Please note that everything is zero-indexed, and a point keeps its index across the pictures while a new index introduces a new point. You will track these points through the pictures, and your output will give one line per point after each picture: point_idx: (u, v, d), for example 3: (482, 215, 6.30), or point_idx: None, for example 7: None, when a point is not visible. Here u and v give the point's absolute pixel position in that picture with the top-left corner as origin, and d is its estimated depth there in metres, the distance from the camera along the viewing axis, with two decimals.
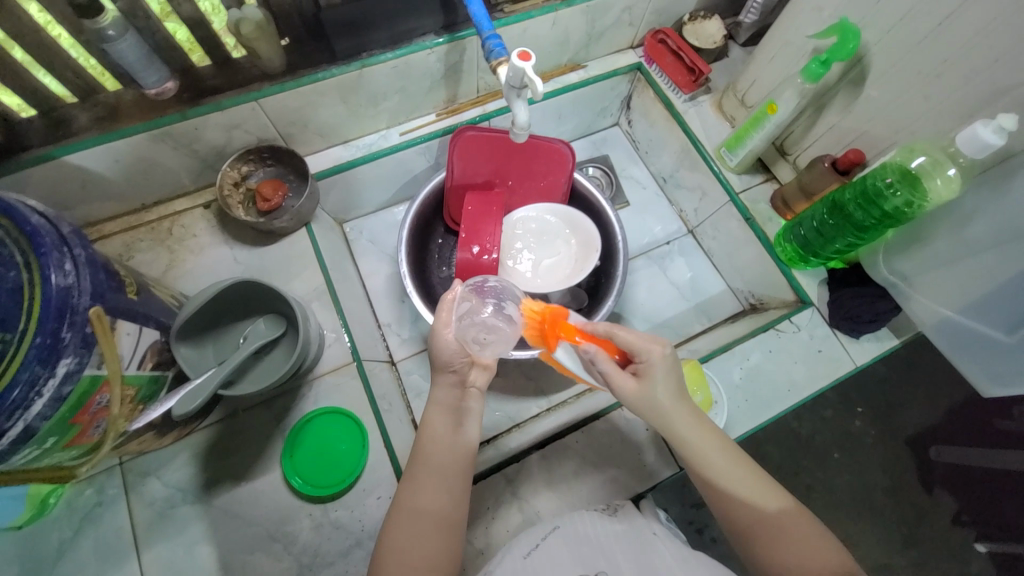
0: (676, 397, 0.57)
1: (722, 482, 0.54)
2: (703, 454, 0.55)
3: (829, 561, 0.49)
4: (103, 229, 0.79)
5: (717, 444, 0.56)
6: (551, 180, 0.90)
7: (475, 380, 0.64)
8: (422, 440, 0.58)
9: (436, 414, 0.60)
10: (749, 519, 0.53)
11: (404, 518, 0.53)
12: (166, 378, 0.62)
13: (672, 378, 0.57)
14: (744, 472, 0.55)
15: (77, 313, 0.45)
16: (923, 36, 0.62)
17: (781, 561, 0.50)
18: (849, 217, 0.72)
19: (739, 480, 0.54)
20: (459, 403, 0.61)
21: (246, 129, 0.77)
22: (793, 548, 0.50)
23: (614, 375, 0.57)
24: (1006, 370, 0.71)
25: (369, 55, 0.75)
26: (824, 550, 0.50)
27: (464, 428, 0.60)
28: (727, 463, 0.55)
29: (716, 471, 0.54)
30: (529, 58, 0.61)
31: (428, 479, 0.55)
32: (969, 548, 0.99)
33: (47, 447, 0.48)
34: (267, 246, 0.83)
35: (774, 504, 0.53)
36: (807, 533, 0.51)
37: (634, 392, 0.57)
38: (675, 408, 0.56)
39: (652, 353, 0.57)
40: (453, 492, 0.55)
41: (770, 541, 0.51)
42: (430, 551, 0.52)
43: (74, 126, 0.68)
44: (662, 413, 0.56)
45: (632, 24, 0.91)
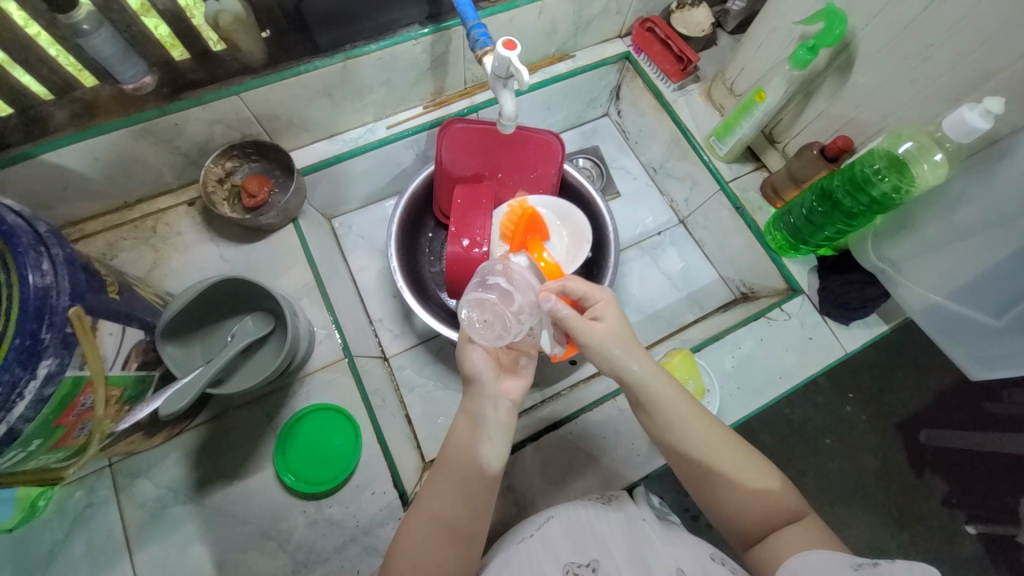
0: (629, 338, 0.57)
1: (678, 428, 0.54)
2: (657, 395, 0.55)
3: (780, 506, 0.51)
4: (85, 229, 0.77)
5: (671, 388, 0.55)
6: (541, 172, 0.90)
7: (508, 393, 0.59)
8: (447, 449, 0.57)
9: (466, 423, 0.58)
10: (701, 464, 0.53)
11: (419, 523, 0.53)
12: (152, 378, 0.61)
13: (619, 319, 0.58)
14: (699, 418, 0.54)
15: (56, 313, 0.44)
16: (908, 21, 0.62)
17: (736, 508, 0.51)
18: (838, 204, 0.73)
19: (694, 427, 0.54)
20: (488, 415, 0.58)
21: (229, 124, 0.76)
22: (744, 487, 0.52)
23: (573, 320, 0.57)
24: (994, 352, 0.72)
25: (354, 47, 0.74)
26: (773, 493, 0.52)
27: (496, 443, 0.57)
28: (681, 410, 0.54)
29: (672, 418, 0.54)
30: (514, 47, 0.60)
31: (449, 490, 0.55)
32: (958, 529, 1.00)
33: (32, 449, 0.47)
34: (254, 243, 0.82)
35: (727, 451, 0.53)
36: (756, 478, 0.52)
37: (592, 336, 0.56)
38: (627, 351, 0.56)
39: (598, 295, 0.59)
40: (473, 505, 0.54)
41: (724, 489, 0.52)
42: (442, 560, 0.52)
43: (51, 124, 0.66)
44: (618, 357, 0.55)
45: (619, 12, 0.90)
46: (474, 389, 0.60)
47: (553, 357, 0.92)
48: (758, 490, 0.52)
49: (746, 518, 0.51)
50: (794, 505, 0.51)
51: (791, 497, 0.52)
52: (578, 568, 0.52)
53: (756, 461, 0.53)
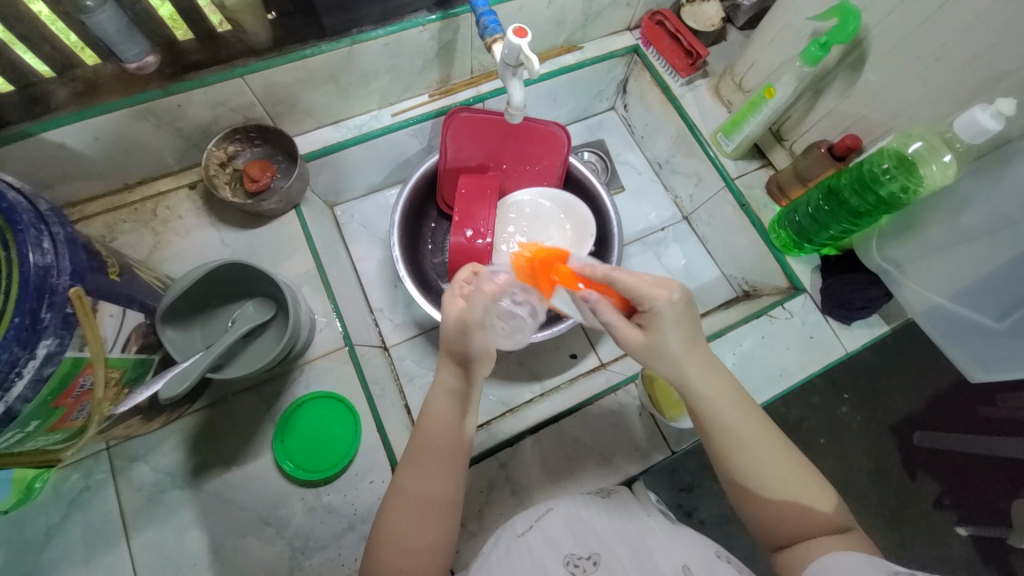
0: (684, 346, 0.54)
1: (726, 438, 0.52)
2: (708, 404, 0.53)
3: (826, 520, 0.49)
4: (85, 210, 0.76)
5: (722, 396, 0.53)
6: (546, 164, 0.89)
7: (481, 367, 0.56)
8: (421, 426, 0.55)
9: (440, 400, 0.56)
10: (751, 476, 0.51)
11: (403, 505, 0.52)
12: (152, 360, 0.60)
13: (679, 325, 0.53)
14: (750, 427, 0.52)
15: (57, 293, 0.44)
16: (922, 20, 0.62)
17: (780, 518, 0.50)
18: (844, 203, 0.72)
19: (746, 438, 0.52)
20: (464, 389, 0.56)
21: (232, 107, 0.75)
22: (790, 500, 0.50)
23: (617, 325, 0.56)
24: (995, 355, 0.72)
25: (360, 32, 0.73)
26: (822, 509, 0.50)
27: (468, 414, 0.56)
28: (734, 419, 0.52)
29: (719, 426, 0.52)
30: (525, 35, 0.59)
31: (432, 469, 0.53)
32: (950, 530, 1.01)
33: (29, 430, 0.46)
34: (255, 229, 0.81)
35: (780, 461, 0.51)
36: (811, 495, 0.50)
37: (639, 342, 0.55)
38: (684, 356, 0.53)
39: (658, 299, 0.52)
40: (455, 479, 0.54)
41: (766, 498, 0.50)
42: (430, 537, 0.52)
43: (51, 102, 0.65)
44: (668, 363, 0.54)
45: (629, 4, 0.89)
46: (450, 362, 0.56)
47: (553, 350, 0.92)
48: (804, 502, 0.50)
49: (788, 530, 0.49)
50: (841, 521, 0.50)
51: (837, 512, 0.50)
52: (579, 560, 0.53)
53: (808, 476, 0.51)
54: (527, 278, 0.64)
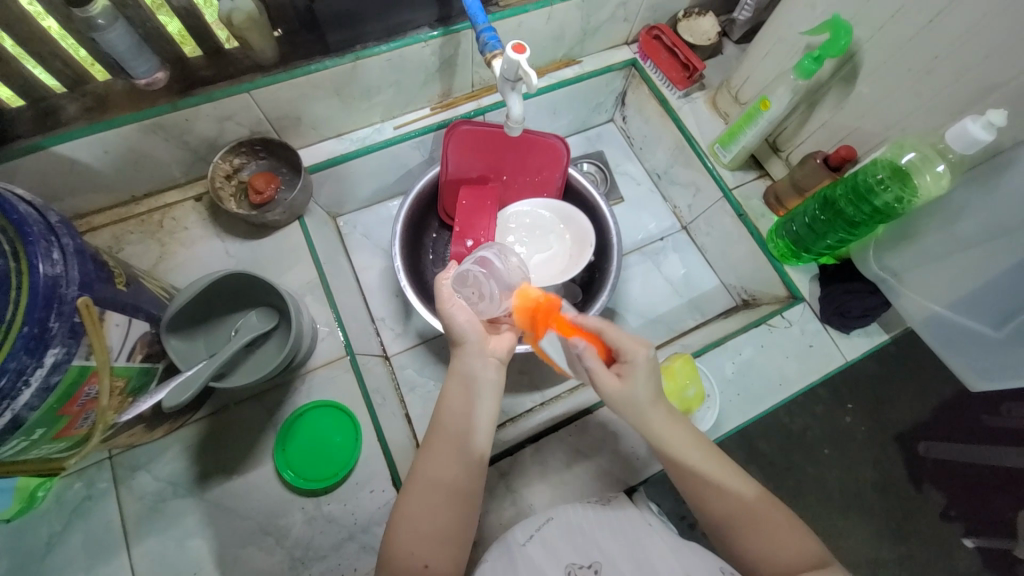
0: (655, 401, 0.56)
1: (698, 480, 0.54)
2: (679, 454, 0.55)
3: (800, 554, 0.50)
4: (92, 222, 0.78)
5: (692, 446, 0.56)
6: (546, 175, 0.90)
7: (495, 348, 0.60)
8: (440, 411, 0.57)
9: (459, 384, 0.58)
10: (721, 514, 0.53)
11: (418, 489, 0.53)
12: (156, 370, 0.61)
13: (651, 380, 0.57)
14: (722, 472, 0.55)
15: (65, 303, 0.45)
16: (913, 34, 0.63)
17: (754, 554, 0.51)
18: (840, 212, 0.73)
19: (719, 480, 0.54)
20: (476, 373, 0.58)
21: (239, 120, 0.76)
22: (760, 538, 0.51)
23: (598, 372, 0.57)
24: (994, 363, 0.72)
25: (364, 47, 0.75)
26: (795, 544, 0.51)
27: (484, 400, 0.58)
28: (705, 464, 0.55)
29: (693, 472, 0.55)
30: (523, 50, 0.60)
31: (447, 454, 0.55)
32: (957, 542, 1.00)
33: (35, 438, 0.47)
34: (259, 240, 0.82)
35: (751, 501, 0.54)
36: (781, 531, 0.52)
37: (614, 391, 0.56)
38: (652, 409, 0.56)
39: (636, 355, 0.56)
40: (469, 466, 0.55)
41: (744, 539, 0.52)
42: (441, 519, 0.53)
43: (63, 117, 0.66)
44: (640, 415, 0.56)
45: (626, 20, 0.91)
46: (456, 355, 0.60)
47: None
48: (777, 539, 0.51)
49: (767, 568, 0.50)
50: (816, 555, 0.50)
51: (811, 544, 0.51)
52: (579, 568, 0.53)
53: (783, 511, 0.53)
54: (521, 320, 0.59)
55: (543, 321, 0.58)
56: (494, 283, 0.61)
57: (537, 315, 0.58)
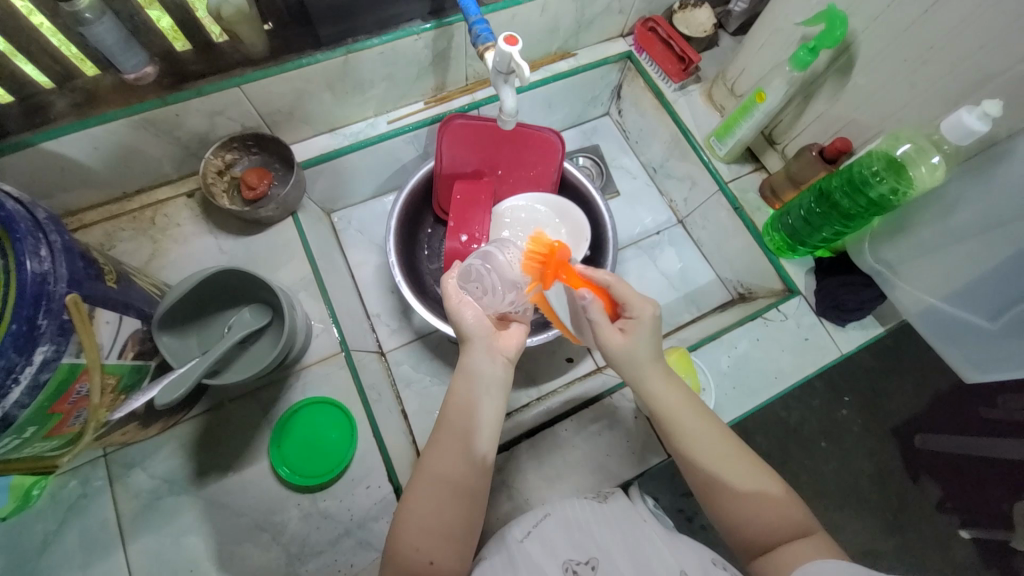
0: (655, 359, 0.57)
1: (692, 436, 0.55)
2: (673, 413, 0.56)
3: (787, 519, 0.51)
4: (84, 219, 0.77)
5: (686, 407, 0.56)
6: (541, 170, 0.90)
7: (503, 347, 0.61)
8: (447, 409, 0.58)
9: (467, 381, 0.58)
10: (708, 472, 0.54)
11: (423, 485, 0.53)
12: (149, 368, 0.61)
13: (654, 337, 0.57)
14: (718, 434, 0.55)
15: (53, 300, 0.44)
16: (909, 24, 0.62)
17: (740, 517, 0.52)
18: (835, 205, 0.73)
19: (712, 443, 0.55)
20: (484, 371, 0.59)
21: (230, 116, 0.76)
22: (748, 501, 0.52)
23: (603, 325, 0.57)
24: (989, 355, 0.72)
25: (355, 42, 0.74)
26: (783, 511, 0.51)
27: (491, 398, 0.58)
28: (693, 422, 0.56)
29: (685, 432, 0.55)
30: (516, 43, 0.60)
31: (453, 451, 0.55)
32: (952, 533, 1.01)
33: (27, 436, 0.47)
34: (252, 236, 0.82)
35: (743, 470, 0.53)
36: (769, 497, 0.52)
37: (618, 346, 0.56)
38: (652, 365, 0.57)
39: (643, 310, 0.57)
40: (475, 463, 0.55)
41: (731, 502, 0.52)
42: (445, 516, 0.53)
43: (51, 113, 0.66)
44: (641, 370, 0.57)
45: (621, 11, 0.90)
46: (467, 349, 0.60)
47: (550, 354, 0.92)
48: (763, 502, 0.52)
49: (750, 530, 0.51)
50: (804, 525, 0.50)
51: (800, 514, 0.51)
52: (578, 565, 0.53)
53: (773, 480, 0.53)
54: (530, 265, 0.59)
55: (553, 271, 0.58)
56: (496, 276, 0.60)
57: (547, 265, 0.58)
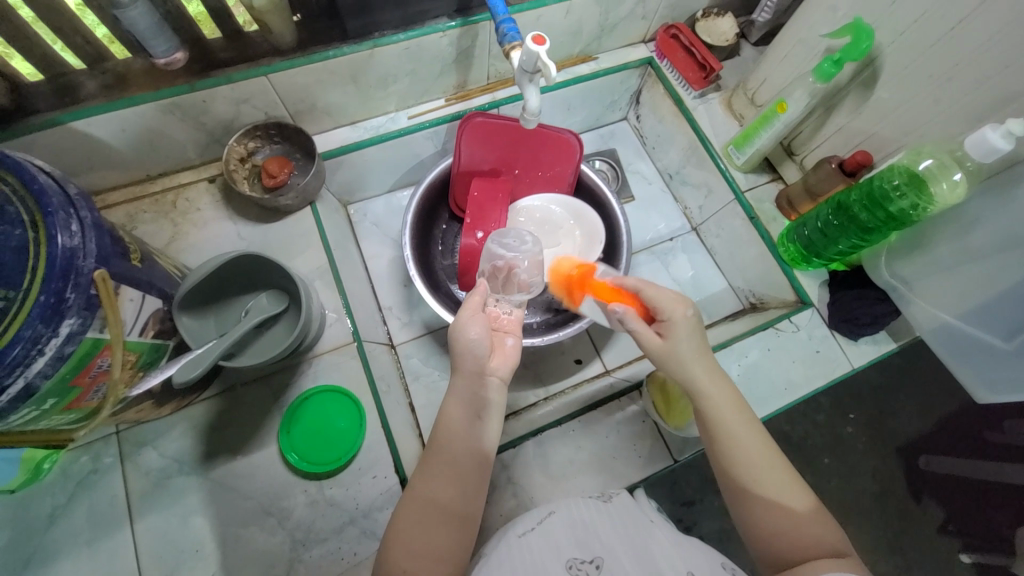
0: (700, 355, 0.58)
1: (733, 438, 0.54)
2: (719, 409, 0.55)
3: (818, 539, 0.49)
4: (108, 199, 0.78)
5: (734, 409, 0.55)
6: (558, 171, 0.90)
7: (497, 367, 0.60)
8: (440, 430, 0.56)
9: (460, 405, 0.57)
10: (746, 480, 0.52)
11: (414, 506, 0.53)
12: (166, 347, 0.61)
13: (694, 337, 0.58)
14: (756, 437, 0.54)
15: (82, 274, 0.45)
16: (935, 40, 0.62)
17: (770, 530, 0.51)
18: (853, 218, 0.73)
19: (755, 450, 0.53)
20: (480, 395, 0.57)
21: (255, 104, 0.77)
22: (778, 517, 0.51)
23: (639, 331, 0.59)
24: (1002, 375, 0.72)
25: (382, 36, 0.75)
26: (812, 529, 0.50)
27: (485, 423, 0.57)
28: (735, 422, 0.55)
29: (730, 432, 0.54)
30: (543, 42, 0.60)
31: (443, 472, 0.54)
32: (955, 556, 1.00)
33: (46, 408, 0.48)
34: (270, 223, 0.83)
35: (780, 479, 0.52)
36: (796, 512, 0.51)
37: (657, 347, 0.58)
38: (697, 365, 0.57)
39: (675, 312, 0.58)
40: (465, 486, 0.54)
41: (761, 506, 0.51)
42: (437, 541, 0.51)
43: (82, 93, 0.67)
44: (685, 370, 0.57)
45: (645, 18, 0.90)
46: (462, 369, 0.58)
47: (558, 354, 0.92)
48: (792, 517, 0.51)
49: (780, 545, 0.50)
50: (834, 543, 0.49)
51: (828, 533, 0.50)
52: (582, 563, 0.52)
53: (805, 496, 0.52)
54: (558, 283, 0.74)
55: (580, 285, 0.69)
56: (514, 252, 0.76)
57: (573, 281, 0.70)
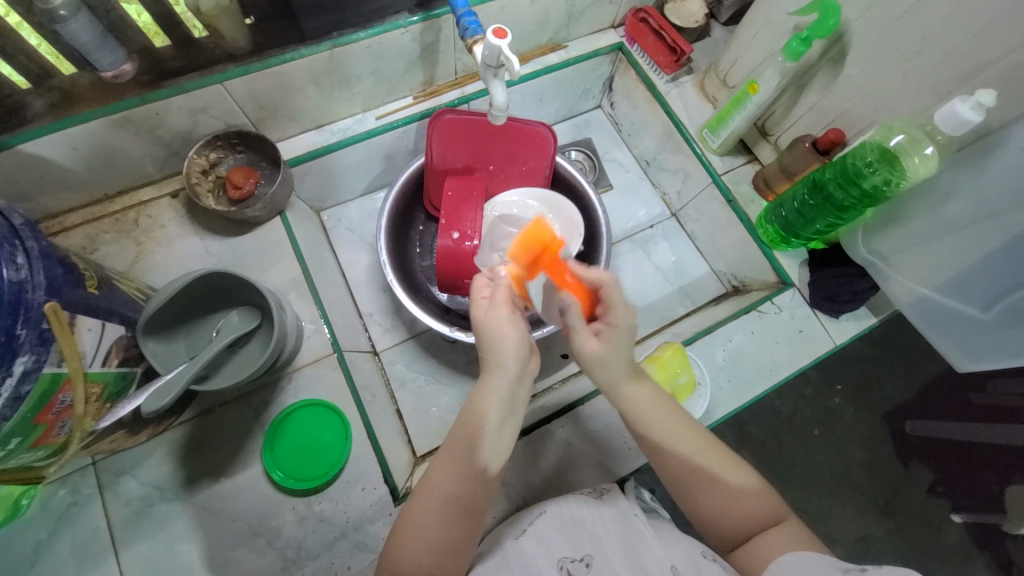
0: (630, 367, 0.56)
1: (663, 428, 0.55)
2: (646, 409, 0.56)
3: (767, 513, 0.54)
4: (65, 222, 0.75)
5: (666, 405, 0.56)
6: (532, 164, 0.88)
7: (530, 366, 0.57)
8: (462, 424, 0.54)
9: (488, 408, 0.52)
10: (691, 469, 0.54)
11: (430, 503, 0.52)
12: (134, 375, 0.59)
13: (628, 348, 0.55)
14: (687, 425, 0.56)
15: (32, 308, 0.43)
16: (902, 13, 0.62)
17: (723, 514, 0.54)
18: (829, 196, 0.73)
19: (685, 435, 0.55)
20: (510, 396, 0.54)
21: (213, 113, 0.74)
22: (729, 503, 0.53)
23: (579, 328, 0.54)
24: (980, 343, 0.73)
25: (342, 35, 0.73)
26: (762, 508, 0.54)
27: (511, 420, 0.54)
28: (669, 418, 0.56)
29: (661, 426, 0.55)
30: (505, 35, 0.59)
31: (465, 468, 0.53)
32: (944, 518, 1.02)
33: (10, 448, 0.46)
34: (239, 236, 0.80)
35: (712, 455, 0.55)
36: (746, 496, 0.54)
37: (592, 351, 0.54)
38: (630, 372, 0.56)
39: (622, 320, 0.54)
40: (488, 480, 0.53)
41: (715, 496, 0.54)
42: (449, 533, 0.52)
43: (27, 113, 0.64)
44: (614, 376, 0.55)
45: (612, 2, 0.88)
46: (495, 364, 0.54)
47: (543, 350, 0.92)
48: (742, 502, 0.54)
49: (730, 528, 0.53)
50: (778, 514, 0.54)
51: (774, 505, 0.54)
52: (572, 563, 0.53)
53: (744, 472, 0.55)
54: (520, 252, 0.59)
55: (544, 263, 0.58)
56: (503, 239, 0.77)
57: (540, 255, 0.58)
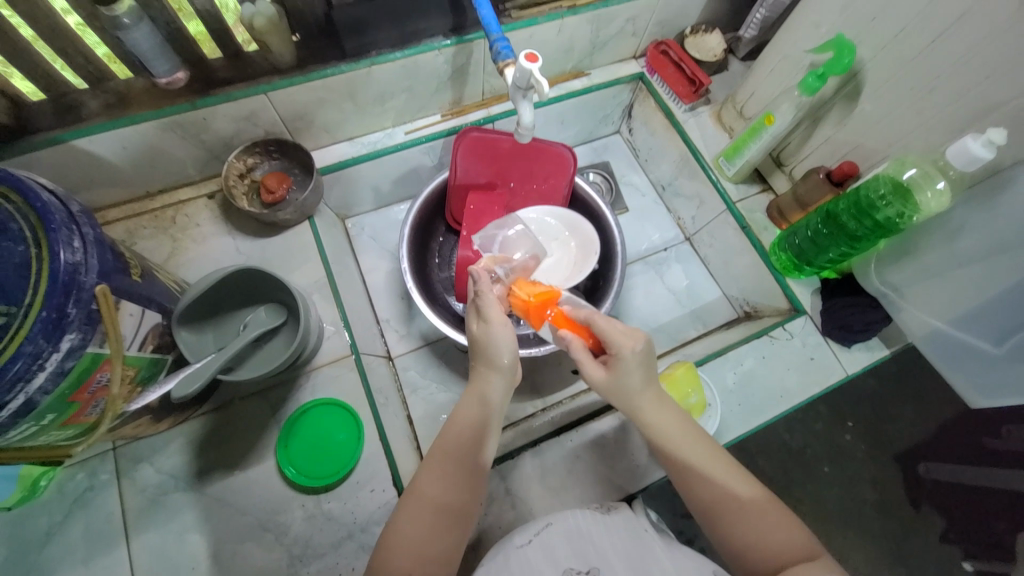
0: (645, 387, 0.59)
1: (682, 454, 0.57)
2: (668, 432, 0.58)
3: (794, 541, 0.51)
4: (106, 216, 0.79)
5: (684, 430, 0.58)
6: (552, 184, 0.92)
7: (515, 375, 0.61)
8: (453, 431, 0.57)
9: (481, 413, 0.57)
10: (711, 494, 0.54)
11: (423, 508, 0.53)
12: (166, 361, 0.62)
13: (639, 371, 0.58)
14: (707, 452, 0.57)
15: (83, 289, 0.46)
16: (915, 54, 0.65)
17: (744, 536, 0.52)
18: (842, 226, 0.74)
19: (706, 461, 0.56)
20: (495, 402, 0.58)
21: (254, 121, 0.78)
22: (752, 526, 0.52)
23: (585, 362, 0.59)
24: (995, 381, 0.73)
25: (379, 55, 0.76)
26: (788, 533, 0.51)
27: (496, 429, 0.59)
28: (687, 443, 0.57)
29: (678, 450, 0.57)
30: (536, 60, 0.62)
31: (457, 473, 0.55)
32: (957, 564, 0.99)
33: (44, 423, 0.48)
34: (268, 238, 0.84)
35: (737, 483, 0.55)
36: (771, 520, 0.52)
37: (603, 381, 0.59)
38: (643, 394, 0.58)
39: (624, 348, 0.57)
40: (476, 487, 0.56)
41: (734, 517, 0.53)
42: (441, 541, 0.52)
43: (83, 112, 0.68)
44: (629, 400, 0.59)
45: (635, 34, 0.93)
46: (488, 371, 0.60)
47: (555, 365, 0.93)
48: (767, 524, 0.52)
49: (749, 552, 0.51)
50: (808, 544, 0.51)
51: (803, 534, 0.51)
52: (577, 574, 0.51)
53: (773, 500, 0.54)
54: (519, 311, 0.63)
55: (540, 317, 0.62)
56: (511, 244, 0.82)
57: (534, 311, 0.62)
